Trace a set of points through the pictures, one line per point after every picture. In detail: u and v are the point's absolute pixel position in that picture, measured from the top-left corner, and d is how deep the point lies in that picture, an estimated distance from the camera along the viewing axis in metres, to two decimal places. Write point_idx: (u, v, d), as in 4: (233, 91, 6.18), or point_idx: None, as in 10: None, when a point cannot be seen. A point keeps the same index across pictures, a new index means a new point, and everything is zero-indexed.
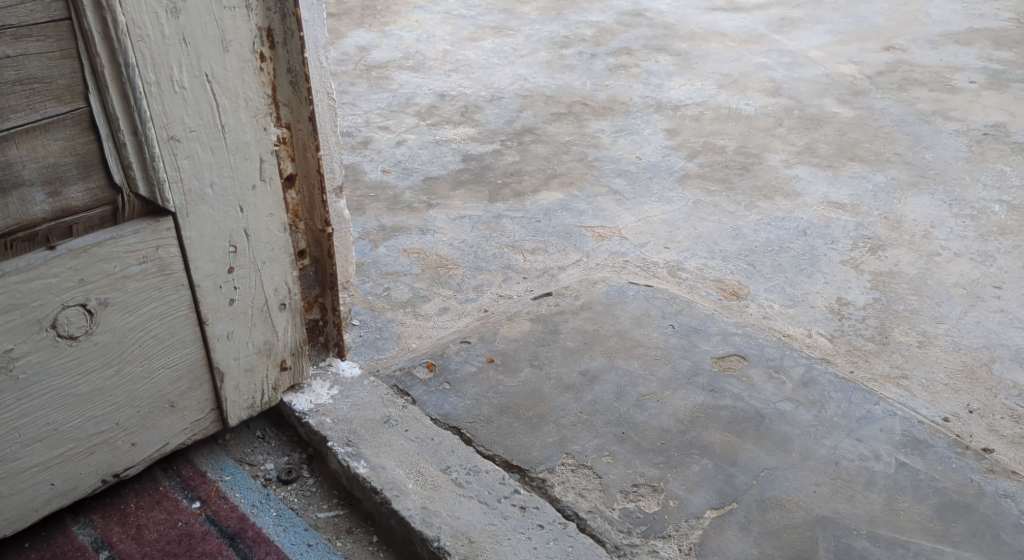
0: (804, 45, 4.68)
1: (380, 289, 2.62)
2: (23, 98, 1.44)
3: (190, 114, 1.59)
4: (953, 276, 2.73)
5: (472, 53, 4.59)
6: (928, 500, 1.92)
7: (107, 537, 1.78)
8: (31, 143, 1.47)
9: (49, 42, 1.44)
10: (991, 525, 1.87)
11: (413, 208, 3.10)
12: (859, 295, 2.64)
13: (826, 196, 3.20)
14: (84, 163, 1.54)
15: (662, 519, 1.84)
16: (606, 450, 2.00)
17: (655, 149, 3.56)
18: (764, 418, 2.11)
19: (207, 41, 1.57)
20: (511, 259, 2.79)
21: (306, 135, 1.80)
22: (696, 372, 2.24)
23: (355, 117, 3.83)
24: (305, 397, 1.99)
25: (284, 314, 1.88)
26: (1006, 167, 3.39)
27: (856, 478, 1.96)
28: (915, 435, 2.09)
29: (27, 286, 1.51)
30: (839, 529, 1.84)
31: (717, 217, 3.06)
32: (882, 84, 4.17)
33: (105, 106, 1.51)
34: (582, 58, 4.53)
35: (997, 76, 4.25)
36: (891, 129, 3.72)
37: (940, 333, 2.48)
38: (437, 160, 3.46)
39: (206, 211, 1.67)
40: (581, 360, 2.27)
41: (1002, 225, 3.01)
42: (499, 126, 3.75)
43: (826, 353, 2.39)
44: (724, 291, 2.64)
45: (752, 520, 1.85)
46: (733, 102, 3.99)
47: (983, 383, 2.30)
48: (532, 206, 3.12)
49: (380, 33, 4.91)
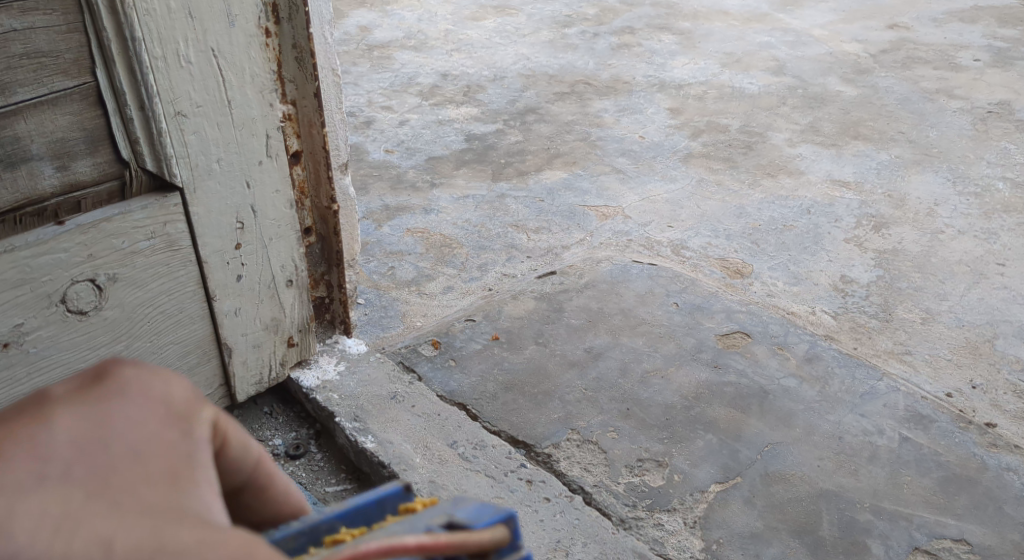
0: (808, 24, 4.67)
1: (385, 268, 2.63)
2: (30, 72, 1.42)
3: (197, 90, 1.59)
4: (957, 254, 2.73)
5: (474, 33, 4.58)
6: (931, 474, 1.93)
7: None
8: (39, 118, 1.45)
9: (56, 15, 1.42)
10: (994, 499, 1.88)
11: (417, 188, 3.11)
12: (863, 273, 2.64)
13: (830, 174, 3.20)
14: (91, 138, 1.52)
15: (666, 493, 1.86)
16: (610, 426, 2.01)
17: (658, 128, 3.56)
18: (768, 394, 2.12)
19: (213, 15, 1.57)
20: (515, 237, 2.80)
21: (312, 112, 1.81)
22: (700, 349, 2.26)
23: (357, 97, 3.83)
24: (311, 373, 2.00)
25: (291, 291, 1.91)
26: (1010, 145, 3.39)
27: (859, 453, 1.97)
28: (918, 410, 2.10)
29: (37, 260, 1.51)
30: (843, 502, 1.85)
31: (721, 196, 3.07)
32: (885, 62, 4.16)
33: (112, 81, 1.50)
34: (585, 37, 4.52)
35: (1000, 54, 4.24)
36: (895, 108, 3.71)
37: (942, 309, 2.49)
38: (440, 140, 3.46)
39: (213, 187, 1.68)
40: (586, 338, 2.28)
41: (1006, 202, 3.01)
42: (502, 106, 3.75)
43: (829, 329, 2.39)
44: (727, 269, 2.65)
45: (756, 494, 1.86)
46: (736, 81, 3.98)
47: (986, 358, 2.30)
48: (535, 185, 3.12)
49: (382, 12, 4.90)
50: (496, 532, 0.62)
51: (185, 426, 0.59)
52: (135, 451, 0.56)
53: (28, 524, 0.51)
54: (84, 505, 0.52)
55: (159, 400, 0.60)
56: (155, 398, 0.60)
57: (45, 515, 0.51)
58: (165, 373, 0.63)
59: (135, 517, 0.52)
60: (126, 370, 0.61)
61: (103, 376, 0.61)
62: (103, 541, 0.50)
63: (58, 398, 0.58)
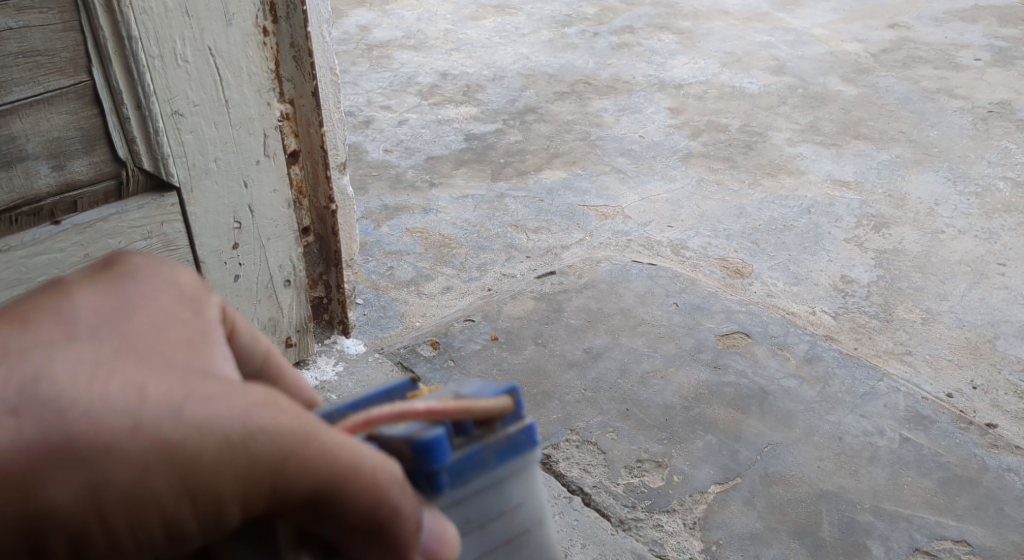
0: (808, 23, 4.66)
1: (383, 268, 2.62)
2: (26, 71, 1.41)
3: (193, 88, 1.58)
4: (957, 254, 2.73)
5: (474, 33, 4.57)
6: (932, 475, 1.92)
7: None
8: (34, 117, 1.44)
9: (52, 14, 1.41)
10: (995, 499, 1.87)
11: (416, 187, 3.10)
12: (863, 273, 2.63)
13: (830, 174, 3.19)
14: (88, 137, 1.52)
15: (666, 493, 1.85)
16: (610, 426, 2.00)
17: (658, 128, 3.55)
18: (768, 394, 2.11)
19: (210, 14, 1.56)
20: (515, 237, 2.79)
21: (310, 111, 1.80)
22: (700, 349, 2.25)
23: (356, 96, 3.83)
24: (311, 374, 1.98)
25: (289, 291, 1.90)
26: (1011, 145, 3.38)
27: (860, 453, 1.97)
28: (918, 411, 2.09)
29: (33, 260, 1.50)
30: (843, 503, 1.85)
31: (721, 196, 3.06)
32: (885, 62, 4.16)
33: (109, 80, 1.50)
34: (585, 37, 4.52)
35: (1001, 53, 4.23)
36: (895, 107, 3.70)
37: (942, 309, 2.48)
38: (439, 139, 3.45)
39: (210, 186, 1.67)
40: (585, 338, 2.28)
41: (1007, 202, 3.00)
42: (502, 105, 3.74)
43: (829, 329, 2.38)
44: (727, 269, 2.64)
45: (756, 495, 1.85)
46: (736, 81, 3.98)
47: (987, 358, 2.29)
48: (535, 185, 3.11)
49: (381, 12, 4.89)
50: (500, 400, 0.79)
51: (193, 308, 0.73)
52: (154, 321, 0.69)
53: (73, 358, 0.62)
54: (120, 352, 0.64)
55: (167, 286, 0.73)
56: (163, 283, 0.73)
57: (86, 355, 0.63)
58: (169, 267, 0.76)
59: (163, 363, 0.65)
60: (134, 261, 0.74)
61: (115, 265, 0.74)
62: (136, 379, 0.62)
63: (77, 278, 0.71)
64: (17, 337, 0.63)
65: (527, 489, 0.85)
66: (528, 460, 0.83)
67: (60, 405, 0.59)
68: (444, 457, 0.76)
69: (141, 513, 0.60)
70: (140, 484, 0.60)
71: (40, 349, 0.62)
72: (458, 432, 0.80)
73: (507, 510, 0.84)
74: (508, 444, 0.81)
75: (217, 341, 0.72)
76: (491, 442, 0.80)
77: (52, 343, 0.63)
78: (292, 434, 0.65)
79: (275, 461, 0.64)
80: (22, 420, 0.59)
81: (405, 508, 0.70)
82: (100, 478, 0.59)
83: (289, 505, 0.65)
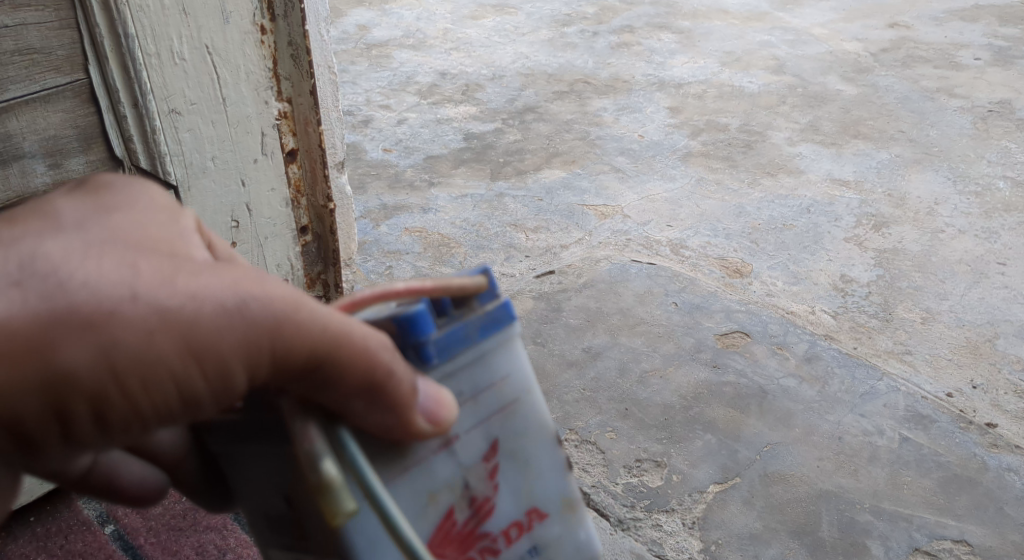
0: (808, 23, 4.65)
1: (383, 267, 2.62)
2: (22, 69, 1.43)
3: (191, 87, 1.57)
4: (957, 253, 2.72)
5: (473, 32, 4.56)
6: (931, 474, 1.92)
7: (113, 511, 1.77)
8: (30, 115, 1.47)
9: (48, 12, 1.42)
10: (995, 499, 1.86)
11: (415, 187, 3.10)
12: (863, 272, 2.63)
13: (830, 173, 3.19)
14: (84, 136, 1.54)
15: (664, 493, 1.84)
16: (609, 426, 2.00)
17: (658, 127, 3.54)
18: (767, 394, 2.11)
19: (207, 11, 1.54)
20: (514, 237, 2.78)
21: (308, 109, 1.76)
22: (699, 348, 2.24)
23: (356, 96, 3.82)
24: None
25: None
26: (1010, 144, 3.37)
27: (859, 453, 1.96)
28: (918, 410, 2.09)
29: None
30: (842, 503, 1.84)
31: (720, 195, 3.05)
32: (885, 61, 4.15)
33: (105, 78, 1.51)
34: (584, 36, 4.51)
35: (1001, 53, 4.23)
36: (894, 107, 3.70)
37: (942, 309, 2.47)
38: (438, 139, 3.44)
39: (207, 185, 1.66)
40: (584, 338, 2.28)
41: (1006, 201, 3.00)
42: (501, 105, 3.74)
43: (829, 329, 2.37)
44: (727, 269, 2.63)
45: (755, 495, 1.85)
46: (735, 80, 3.97)
47: (987, 358, 2.28)
48: (534, 184, 3.11)
49: (381, 11, 4.89)
50: (473, 276, 0.80)
51: (174, 210, 0.82)
52: (139, 215, 0.78)
53: (67, 242, 0.72)
54: (108, 237, 0.74)
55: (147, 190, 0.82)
56: (143, 188, 0.82)
57: (77, 240, 0.72)
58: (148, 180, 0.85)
59: (149, 248, 0.74)
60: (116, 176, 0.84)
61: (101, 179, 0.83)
62: (125, 257, 0.72)
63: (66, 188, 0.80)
64: (17, 231, 0.73)
65: (521, 361, 0.85)
66: (511, 331, 0.83)
67: (59, 280, 0.69)
68: (426, 328, 0.79)
69: (150, 373, 0.71)
70: (142, 344, 0.70)
71: (38, 238, 0.72)
72: (438, 309, 0.81)
73: (501, 382, 0.84)
74: (488, 319, 0.82)
75: (197, 234, 0.81)
76: (472, 318, 0.81)
77: (47, 233, 0.72)
78: (270, 303, 0.74)
79: (265, 321, 0.73)
80: (33, 296, 0.68)
81: (396, 370, 0.76)
82: (105, 339, 0.69)
83: (286, 364, 0.74)
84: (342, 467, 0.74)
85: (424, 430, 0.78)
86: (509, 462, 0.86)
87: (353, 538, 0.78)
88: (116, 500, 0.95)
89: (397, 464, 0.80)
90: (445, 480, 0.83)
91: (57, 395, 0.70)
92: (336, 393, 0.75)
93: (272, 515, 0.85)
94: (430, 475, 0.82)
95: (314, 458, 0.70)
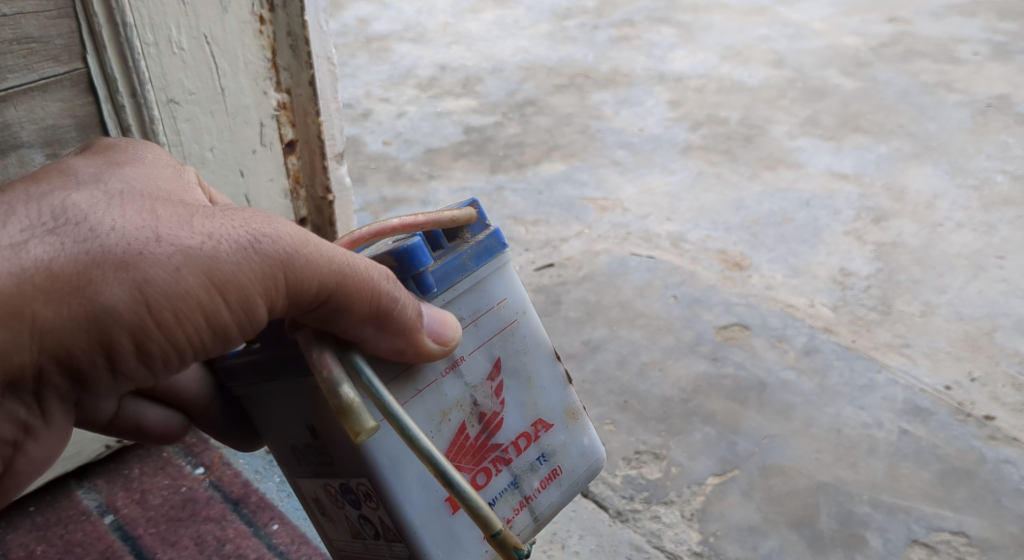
0: (808, 17, 4.64)
1: None
2: (20, 58, 1.42)
3: (189, 76, 1.57)
4: (956, 247, 2.72)
5: (473, 26, 4.55)
6: (930, 467, 1.92)
7: (112, 501, 1.78)
8: (28, 104, 1.46)
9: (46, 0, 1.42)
10: (992, 491, 1.87)
11: (414, 179, 3.10)
12: (862, 266, 2.63)
13: (829, 167, 3.18)
14: (82, 125, 1.53)
15: (663, 485, 1.85)
16: (608, 418, 2.01)
17: (657, 121, 3.54)
18: (766, 386, 2.11)
19: (205, 1, 1.54)
20: (513, 230, 2.78)
21: (306, 101, 1.76)
22: (698, 341, 2.25)
23: (356, 89, 3.83)
24: None
25: None
26: (1009, 138, 3.37)
27: (857, 445, 1.96)
28: (916, 403, 2.09)
29: None
30: (840, 495, 1.84)
31: (720, 189, 3.05)
32: (885, 56, 4.14)
33: (103, 67, 1.50)
34: (584, 30, 4.50)
35: (1000, 48, 4.21)
36: (894, 101, 3.69)
37: (941, 302, 2.47)
38: (438, 132, 3.44)
39: (206, 175, 1.67)
40: (583, 331, 2.29)
41: (1005, 195, 2.99)
42: (500, 98, 3.73)
43: (828, 322, 2.37)
44: (726, 262, 2.62)
45: (754, 487, 1.85)
46: (735, 74, 3.97)
47: (985, 352, 2.28)
48: (534, 177, 3.10)
49: (381, 4, 4.88)
50: (462, 212, 1.11)
51: (175, 177, 1.09)
52: (145, 180, 1.05)
53: (99, 201, 0.99)
54: (128, 195, 1.01)
55: (146, 163, 1.09)
56: (144, 162, 1.09)
57: (103, 198, 0.99)
58: (150, 155, 1.12)
59: (160, 202, 1.01)
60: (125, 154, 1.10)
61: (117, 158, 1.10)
62: (143, 208, 0.99)
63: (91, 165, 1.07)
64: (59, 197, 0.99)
65: (508, 281, 1.16)
66: (501, 258, 1.14)
67: (94, 227, 0.96)
68: (425, 260, 1.08)
69: (177, 298, 0.97)
70: (166, 272, 0.96)
71: (73, 198, 0.99)
72: (437, 246, 1.12)
73: (498, 303, 1.15)
74: (482, 248, 1.12)
75: (196, 192, 1.09)
76: (466, 249, 1.11)
77: (78, 194, 0.99)
78: (259, 240, 1.00)
79: (269, 262, 0.99)
80: (74, 245, 0.95)
81: (400, 298, 1.03)
82: (135, 267, 0.95)
83: (298, 296, 1.00)
84: (359, 389, 1.01)
85: (434, 345, 1.06)
86: (511, 376, 1.16)
87: (378, 451, 1.06)
88: (147, 437, 1.33)
89: (412, 387, 1.09)
90: (455, 397, 1.12)
91: (101, 329, 0.97)
92: (350, 322, 1.01)
93: (300, 447, 1.14)
94: (442, 394, 1.11)
95: (334, 385, 0.95)
